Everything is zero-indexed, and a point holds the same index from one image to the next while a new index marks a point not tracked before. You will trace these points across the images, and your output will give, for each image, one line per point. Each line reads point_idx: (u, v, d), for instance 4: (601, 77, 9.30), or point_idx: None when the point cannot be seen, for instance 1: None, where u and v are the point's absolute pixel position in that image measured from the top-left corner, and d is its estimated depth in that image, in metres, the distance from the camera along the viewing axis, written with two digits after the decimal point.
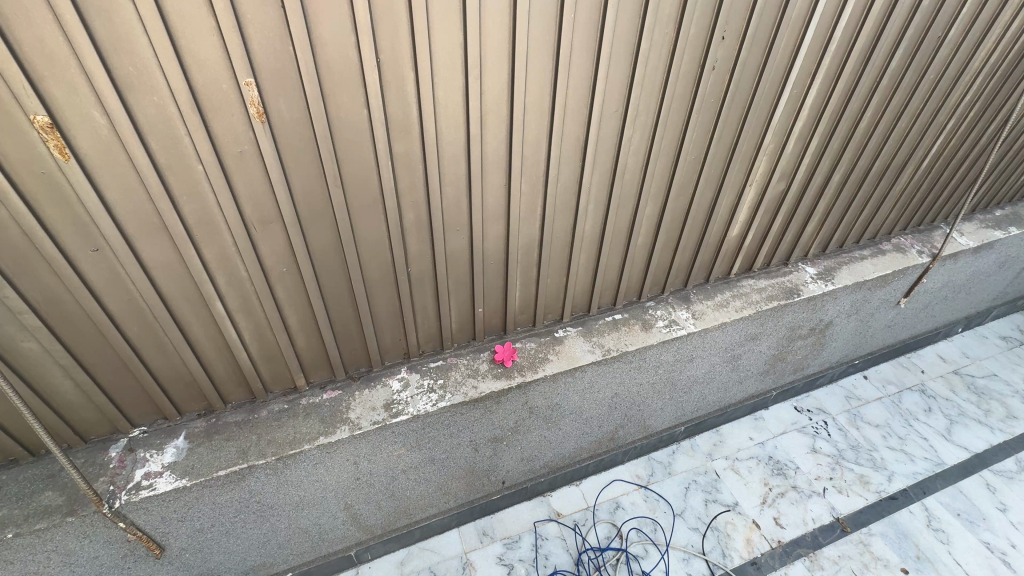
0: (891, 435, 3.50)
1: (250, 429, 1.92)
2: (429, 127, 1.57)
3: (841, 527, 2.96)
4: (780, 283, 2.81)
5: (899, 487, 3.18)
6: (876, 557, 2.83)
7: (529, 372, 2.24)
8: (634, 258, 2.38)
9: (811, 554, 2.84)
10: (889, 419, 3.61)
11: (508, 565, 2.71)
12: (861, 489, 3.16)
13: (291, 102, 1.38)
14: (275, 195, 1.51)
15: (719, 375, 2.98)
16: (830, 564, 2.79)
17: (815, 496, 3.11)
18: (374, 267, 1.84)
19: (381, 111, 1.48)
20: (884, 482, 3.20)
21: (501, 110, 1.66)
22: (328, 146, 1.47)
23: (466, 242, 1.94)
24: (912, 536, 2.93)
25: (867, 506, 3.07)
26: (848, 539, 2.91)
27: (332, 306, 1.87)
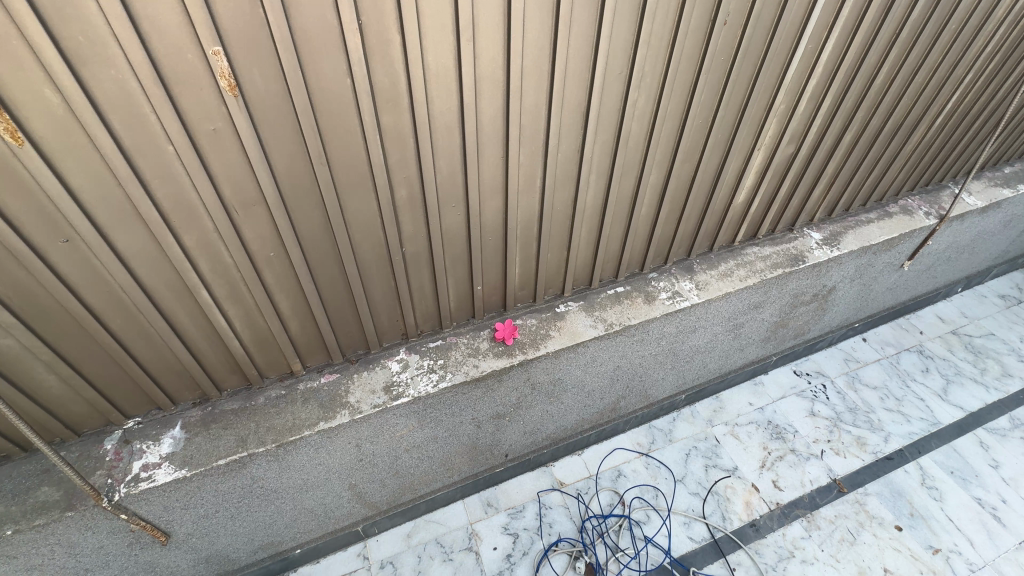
0: (889, 396, 3.54)
1: (248, 417, 1.88)
2: (419, 96, 1.44)
3: (838, 487, 3.02)
4: (785, 250, 2.74)
5: (894, 448, 3.23)
6: (872, 516, 2.90)
7: (531, 350, 2.19)
8: (637, 229, 2.30)
9: (808, 514, 2.90)
10: (886, 380, 3.64)
11: (513, 534, 2.76)
12: (858, 450, 3.21)
13: (266, 72, 1.25)
14: (256, 176, 1.40)
15: (721, 344, 2.95)
16: (827, 524, 2.86)
17: (813, 458, 3.16)
18: (367, 248, 1.75)
19: (366, 80, 1.35)
20: (880, 443, 3.25)
21: (497, 75, 1.53)
22: (310, 122, 1.35)
23: (463, 219, 1.85)
24: (907, 494, 3.00)
25: (864, 467, 3.13)
26: (844, 498, 2.98)
27: (325, 290, 1.80)
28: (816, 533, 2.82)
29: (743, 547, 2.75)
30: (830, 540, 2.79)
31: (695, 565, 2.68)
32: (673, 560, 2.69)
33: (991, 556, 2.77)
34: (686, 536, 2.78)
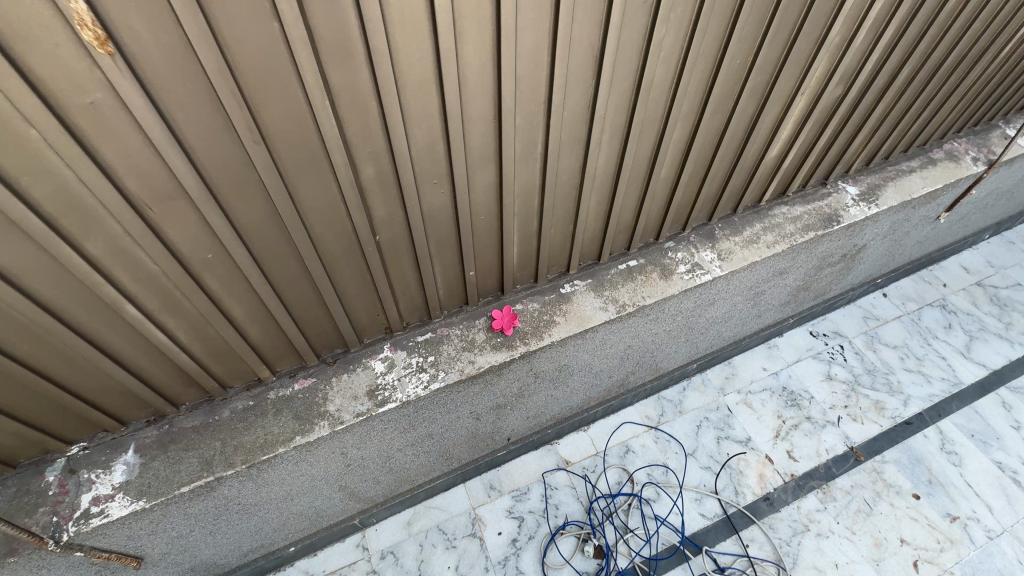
0: (909, 356, 3.35)
1: (211, 435, 1.64)
2: (380, 44, 1.07)
3: (855, 456, 2.90)
4: (817, 209, 2.42)
5: (914, 412, 3.09)
6: (889, 485, 2.80)
7: (534, 340, 1.92)
8: (654, 196, 1.96)
9: (824, 486, 2.79)
10: (907, 339, 3.44)
11: (518, 518, 2.63)
12: (876, 416, 3.06)
13: (153, 19, 0.88)
14: (167, 163, 1.05)
15: (739, 313, 2.70)
16: (843, 495, 2.76)
17: (829, 426, 3.01)
18: (332, 240, 1.42)
19: (302, 21, 0.97)
20: (899, 407, 3.10)
21: (485, 12, 1.14)
22: (229, 87, 0.99)
23: (448, 197, 1.51)
24: (926, 461, 2.88)
25: (882, 433, 2.99)
26: (861, 467, 2.86)
27: (285, 290, 1.49)
28: (832, 505, 2.72)
29: (757, 522, 2.65)
30: (846, 512, 2.70)
31: (707, 543, 2.59)
32: (685, 539, 2.59)
33: (1010, 521, 2.69)
34: (698, 513, 2.68)
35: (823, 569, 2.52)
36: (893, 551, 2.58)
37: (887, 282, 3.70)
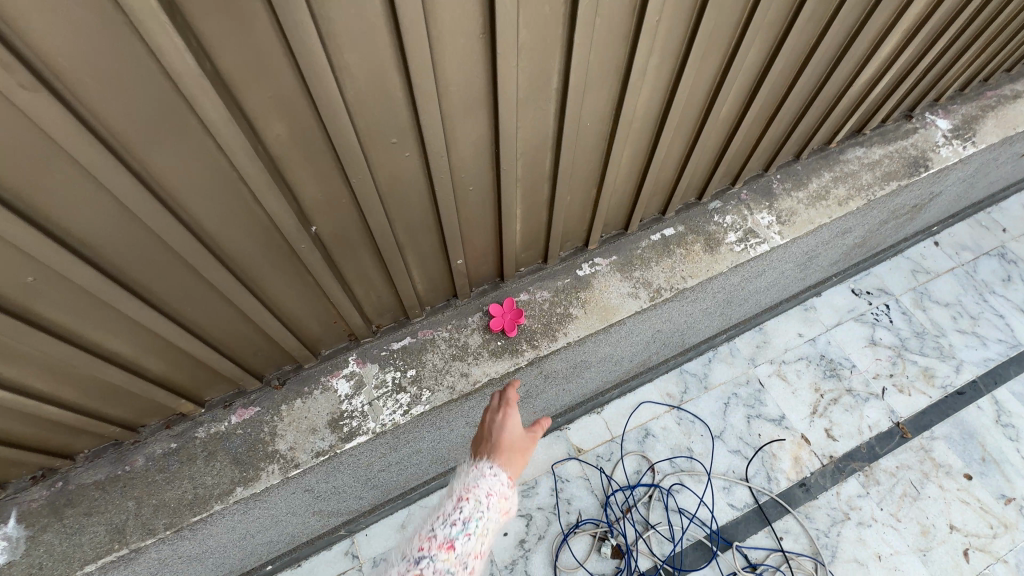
0: (963, 315, 2.94)
1: (122, 493, 1.23)
2: None
3: (901, 433, 2.58)
4: (900, 151, 1.89)
5: (967, 380, 2.74)
6: (938, 464, 2.51)
7: (545, 343, 1.48)
8: (706, 145, 1.43)
9: (866, 468, 2.49)
10: (960, 294, 3.01)
11: (526, 516, 2.32)
12: (925, 385, 2.72)
13: None
14: None
15: (786, 280, 2.24)
16: (887, 477, 2.47)
17: (873, 400, 2.67)
18: (239, 238, 0.93)
19: None
20: (950, 374, 2.75)
21: None
22: None
23: (418, 164, 0.99)
24: (980, 436, 2.58)
25: (930, 405, 2.66)
26: (908, 446, 2.55)
27: (184, 309, 1.02)
28: (875, 490, 2.44)
29: (791, 512, 2.37)
30: (891, 497, 2.42)
31: (737, 538, 2.32)
32: (713, 533, 2.32)
33: None
34: (726, 504, 2.39)
35: (864, 562, 2.27)
36: (941, 539, 2.33)
37: (938, 228, 3.20)
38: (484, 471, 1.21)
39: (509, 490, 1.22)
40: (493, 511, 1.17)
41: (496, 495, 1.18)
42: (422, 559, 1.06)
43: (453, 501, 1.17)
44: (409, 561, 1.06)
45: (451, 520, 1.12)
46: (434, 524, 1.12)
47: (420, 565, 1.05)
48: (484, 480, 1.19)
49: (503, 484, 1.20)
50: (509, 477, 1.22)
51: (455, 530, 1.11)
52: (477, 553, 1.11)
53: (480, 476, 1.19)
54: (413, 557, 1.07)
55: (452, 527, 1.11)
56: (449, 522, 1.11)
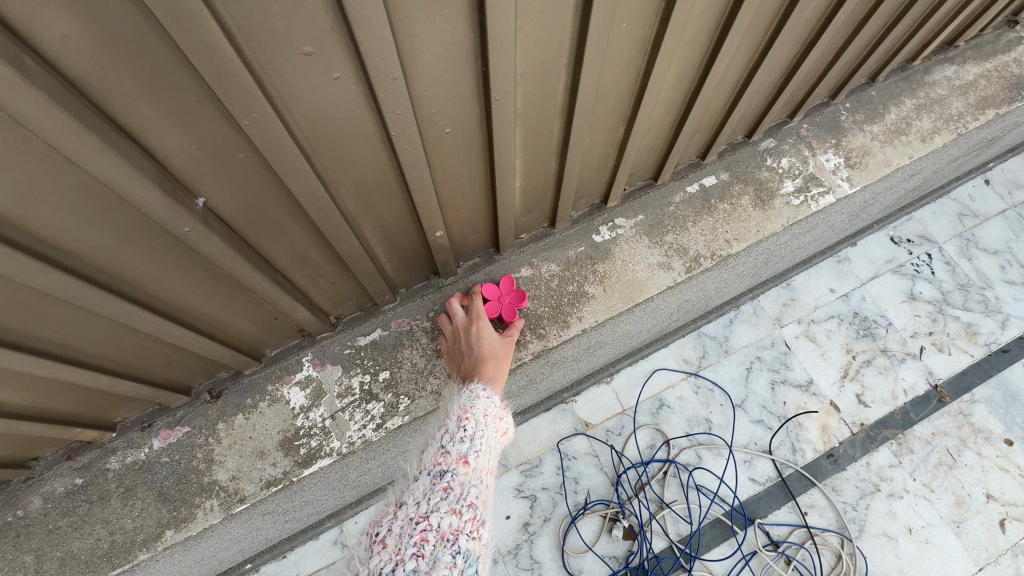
0: (1013, 264, 2.32)
1: (13, 545, 0.96)
2: None
3: (938, 396, 2.09)
4: (999, 70, 1.49)
5: (1014, 336, 2.19)
6: (977, 430, 2.05)
7: (554, 332, 1.17)
8: (774, 60, 1.04)
9: (899, 437, 2.03)
10: (1011, 240, 2.36)
11: (530, 498, 1.93)
12: (967, 344, 2.18)
13: None
14: None
15: (831, 232, 1.88)
16: (922, 446, 2.01)
17: (909, 360, 2.15)
18: (70, 223, 0.58)
19: None
20: (995, 331, 2.20)
21: None
22: None
23: (362, 97, 0.62)
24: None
25: (972, 366, 2.14)
26: (945, 412, 2.07)
27: (17, 326, 0.68)
28: (908, 460, 1.99)
29: (818, 486, 1.96)
30: (924, 467, 1.98)
31: (759, 515, 1.94)
32: (732, 511, 1.94)
33: None
34: (747, 479, 1.98)
35: (894, 537, 1.88)
36: (977, 510, 1.92)
37: (991, 162, 2.50)
38: (474, 388, 0.93)
39: (505, 408, 0.94)
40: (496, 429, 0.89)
41: (495, 414, 0.90)
42: (441, 477, 0.77)
43: (451, 417, 0.87)
44: (425, 482, 0.78)
45: (458, 435, 0.83)
46: (439, 441, 0.83)
47: (444, 483, 0.77)
48: (480, 399, 0.91)
49: (497, 404, 0.91)
50: (500, 393, 0.96)
51: (467, 445, 0.82)
52: (495, 469, 0.84)
53: (475, 394, 0.91)
54: (427, 479, 0.78)
55: (463, 441, 0.82)
56: (458, 436, 0.82)
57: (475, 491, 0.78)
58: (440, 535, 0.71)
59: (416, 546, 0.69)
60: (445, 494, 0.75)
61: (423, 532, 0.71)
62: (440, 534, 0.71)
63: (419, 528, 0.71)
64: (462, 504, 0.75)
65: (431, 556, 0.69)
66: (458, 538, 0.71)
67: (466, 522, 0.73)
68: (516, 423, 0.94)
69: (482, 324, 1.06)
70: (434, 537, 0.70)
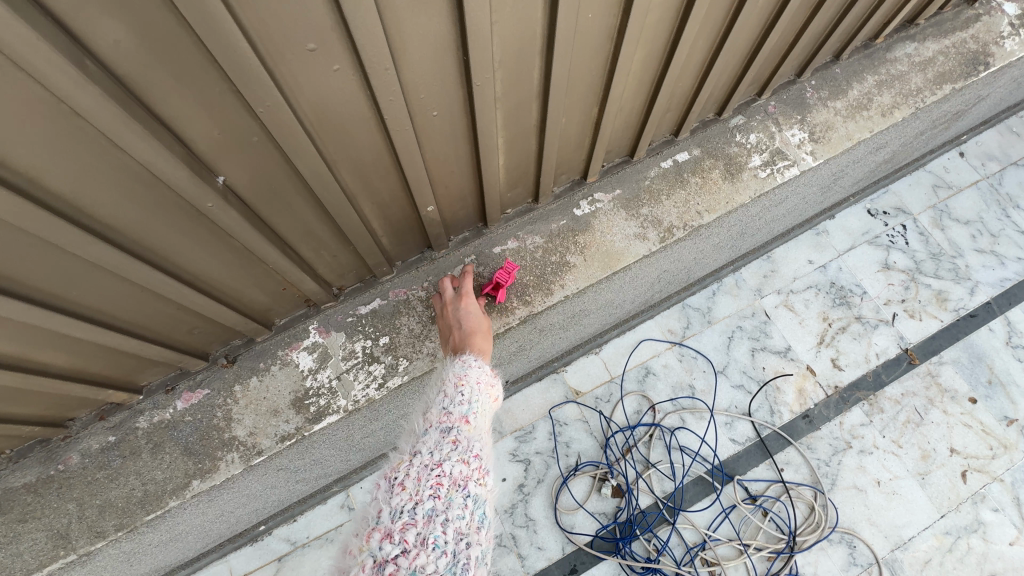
0: (983, 234, 2.43)
1: (58, 495, 1.07)
2: None
3: (908, 359, 2.23)
4: (958, 46, 1.58)
5: (981, 302, 2.32)
6: (943, 390, 2.18)
7: (539, 298, 1.28)
8: (736, 41, 1.13)
9: (870, 397, 2.17)
10: (982, 211, 2.47)
11: (524, 462, 2.06)
12: (936, 309, 2.30)
13: None
14: None
15: (804, 205, 1.99)
16: (891, 406, 2.15)
17: (882, 326, 2.28)
18: (111, 198, 0.67)
19: None
20: (964, 297, 2.32)
21: None
22: None
23: (358, 86, 0.71)
24: (989, 358, 2.23)
25: (941, 330, 2.27)
26: (914, 373, 2.21)
27: (61, 292, 0.77)
28: (878, 418, 2.13)
29: (794, 444, 2.10)
30: (893, 424, 2.13)
31: (738, 472, 2.08)
32: (713, 468, 2.08)
33: None
34: (727, 439, 2.12)
35: (864, 488, 2.03)
36: (941, 463, 2.06)
37: (964, 135, 2.59)
38: (466, 358, 0.98)
39: (495, 377, 0.99)
40: (487, 396, 0.94)
41: (487, 381, 0.95)
42: (448, 432, 0.82)
43: (448, 383, 0.91)
44: (435, 436, 0.82)
45: (457, 398, 0.88)
46: (441, 404, 0.87)
47: (452, 437, 0.81)
48: (472, 367, 0.96)
49: (488, 373, 0.96)
50: (489, 363, 1.01)
51: (466, 407, 0.87)
52: (491, 430, 0.89)
53: (467, 363, 0.95)
54: (435, 434, 0.82)
55: (463, 403, 0.87)
56: (459, 399, 0.87)
57: (479, 444, 0.83)
58: (452, 480, 0.76)
59: (433, 488, 0.74)
60: (454, 446, 0.80)
61: (438, 477, 0.75)
62: (452, 479, 0.76)
63: (434, 474, 0.75)
64: (469, 454, 0.80)
65: (446, 498, 0.74)
66: (468, 483, 0.77)
67: (474, 470, 0.78)
68: (505, 390, 1.00)
69: (466, 300, 1.14)
70: (448, 482, 0.75)
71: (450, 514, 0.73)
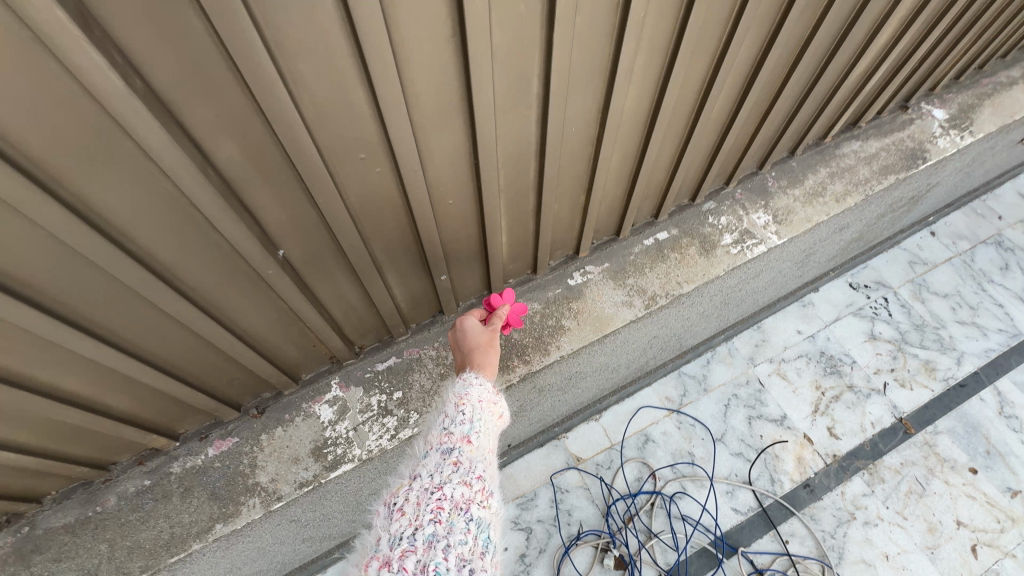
0: (962, 306, 2.59)
1: (92, 536, 1.16)
2: None
3: (904, 428, 2.29)
4: (897, 144, 1.84)
5: (969, 372, 2.42)
6: (943, 459, 2.22)
7: (537, 357, 1.42)
8: (698, 144, 1.37)
9: (870, 467, 2.20)
10: (959, 285, 2.65)
11: (525, 530, 2.08)
12: (926, 379, 2.40)
13: None
14: None
15: (784, 277, 2.17)
16: (892, 476, 2.18)
17: (874, 396, 2.36)
18: (198, 266, 0.86)
19: None
20: (952, 367, 2.43)
21: None
22: None
23: (393, 183, 0.93)
24: (984, 428, 2.28)
25: (933, 400, 2.35)
26: (912, 442, 2.25)
27: (140, 342, 0.94)
28: (880, 488, 2.16)
29: (797, 514, 2.11)
30: (896, 495, 2.14)
31: (743, 544, 2.07)
32: (717, 539, 2.08)
33: None
34: (729, 509, 2.13)
35: (873, 563, 2.01)
36: (949, 536, 2.06)
37: (933, 217, 2.84)
38: (467, 376, 1.08)
39: (497, 394, 1.09)
40: (489, 412, 1.03)
41: (488, 399, 1.04)
42: (449, 454, 0.92)
43: (449, 403, 1.02)
44: (436, 458, 0.92)
45: (457, 418, 0.98)
46: (442, 424, 0.98)
47: (453, 458, 0.91)
48: (474, 385, 1.05)
49: (490, 390, 1.06)
50: (491, 378, 1.10)
51: (467, 427, 0.97)
52: (491, 447, 0.98)
53: (468, 382, 1.05)
54: (437, 456, 0.92)
55: (463, 423, 0.97)
56: (459, 419, 0.97)
57: (479, 466, 0.92)
58: (453, 503, 0.85)
59: (434, 512, 0.83)
60: (455, 468, 0.90)
61: (439, 501, 0.84)
62: (453, 503, 0.85)
63: (435, 498, 0.85)
64: (470, 476, 0.89)
65: (448, 522, 0.83)
66: (469, 506, 0.85)
67: (475, 493, 0.87)
68: (511, 406, 1.08)
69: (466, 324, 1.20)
70: (449, 505, 0.84)
71: (452, 538, 0.81)
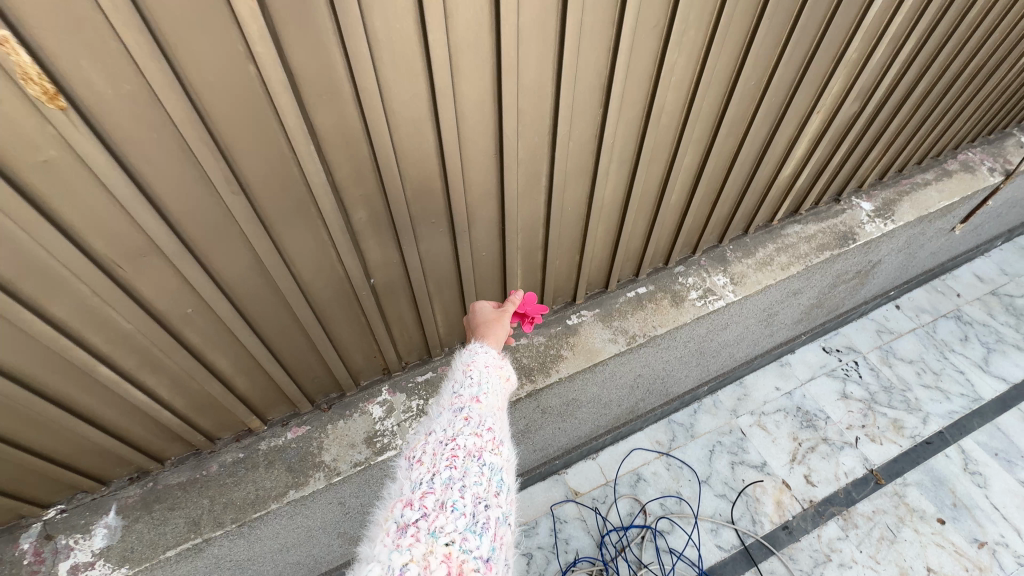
0: (926, 371, 2.93)
1: (198, 492, 1.53)
2: (373, 93, 0.97)
3: (875, 479, 2.54)
4: (832, 228, 2.33)
5: (934, 431, 2.70)
6: (912, 509, 2.45)
7: (541, 377, 1.82)
8: (664, 221, 1.87)
9: (844, 513, 2.45)
10: (922, 353, 3.00)
11: (526, 555, 2.33)
12: (895, 435, 2.68)
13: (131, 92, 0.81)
14: (145, 227, 0.98)
15: (751, 334, 2.57)
16: (865, 523, 2.42)
17: (847, 448, 2.65)
18: (321, 285, 1.32)
19: (288, 79, 0.89)
20: (918, 426, 2.71)
21: (484, 57, 1.06)
22: (211, 151, 0.91)
23: (449, 238, 1.41)
24: (949, 482, 2.52)
25: (902, 454, 2.62)
26: (882, 492, 2.51)
27: (270, 337, 1.38)
28: (854, 533, 2.39)
29: (776, 553, 2.34)
30: (869, 540, 2.37)
31: None
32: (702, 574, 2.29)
33: None
34: (713, 545, 2.37)
35: None
36: None
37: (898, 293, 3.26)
38: (474, 346, 1.36)
39: (502, 359, 1.37)
40: (495, 374, 1.31)
41: (494, 364, 1.33)
42: (461, 413, 1.17)
43: (459, 373, 1.29)
44: (450, 417, 1.17)
45: (467, 382, 1.26)
46: (454, 389, 1.24)
47: (464, 416, 1.16)
48: (480, 354, 1.33)
49: (495, 356, 1.35)
50: (495, 347, 1.38)
51: (475, 391, 1.23)
52: (497, 403, 1.24)
53: (474, 351, 1.33)
54: (450, 415, 1.17)
55: (472, 388, 1.25)
56: (467, 383, 1.25)
57: (487, 420, 1.18)
58: (467, 451, 1.09)
59: (449, 460, 1.06)
60: (466, 423, 1.15)
61: (453, 451, 1.08)
62: (466, 451, 1.09)
63: (450, 448, 1.09)
64: (480, 429, 1.14)
65: (462, 466, 1.06)
66: (480, 453, 1.09)
67: (485, 442, 1.12)
68: (514, 369, 1.38)
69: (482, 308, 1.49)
70: (462, 453, 1.08)
71: (467, 479, 1.04)
